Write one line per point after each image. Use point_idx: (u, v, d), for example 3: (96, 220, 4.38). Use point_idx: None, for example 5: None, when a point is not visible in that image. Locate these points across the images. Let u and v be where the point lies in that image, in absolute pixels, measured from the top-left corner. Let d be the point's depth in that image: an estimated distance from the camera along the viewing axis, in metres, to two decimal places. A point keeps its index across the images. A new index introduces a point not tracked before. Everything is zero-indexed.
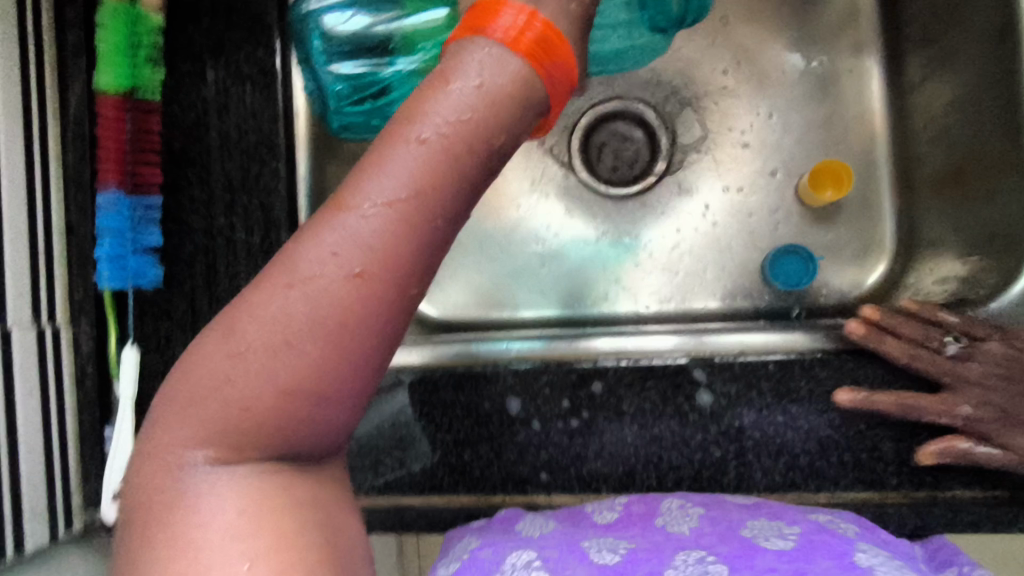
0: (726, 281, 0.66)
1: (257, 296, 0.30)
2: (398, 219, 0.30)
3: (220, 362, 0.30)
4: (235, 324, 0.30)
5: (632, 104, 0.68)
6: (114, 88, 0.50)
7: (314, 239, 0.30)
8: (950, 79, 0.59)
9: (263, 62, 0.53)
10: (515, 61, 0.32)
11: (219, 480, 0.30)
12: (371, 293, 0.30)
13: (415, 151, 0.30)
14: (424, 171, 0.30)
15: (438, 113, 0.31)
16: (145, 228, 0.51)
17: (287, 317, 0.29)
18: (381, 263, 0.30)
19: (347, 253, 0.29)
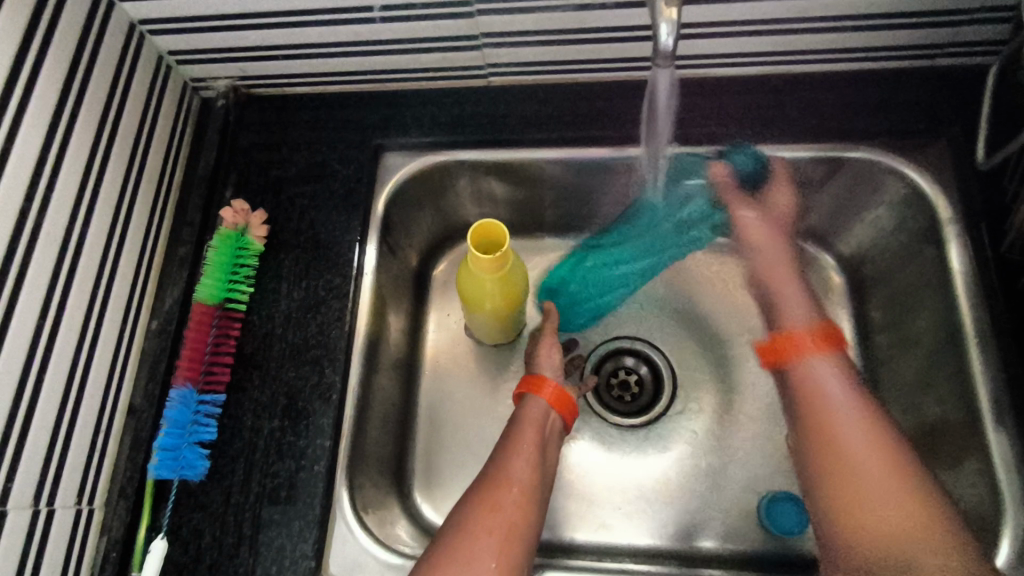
0: (724, 522, 0.68)
1: (467, 514, 0.49)
2: (526, 484, 0.52)
3: (452, 539, 0.47)
4: (453, 529, 0.48)
5: (648, 345, 0.76)
6: (209, 300, 0.60)
7: (494, 489, 0.51)
8: (914, 350, 0.64)
9: (337, 287, 0.63)
10: (543, 407, 0.58)
11: None
12: (519, 519, 0.49)
13: (529, 441, 0.55)
14: (537, 460, 0.54)
15: (525, 425, 0.56)
16: (204, 423, 0.56)
17: (486, 525, 0.48)
18: (524, 505, 0.50)
19: (511, 496, 0.50)
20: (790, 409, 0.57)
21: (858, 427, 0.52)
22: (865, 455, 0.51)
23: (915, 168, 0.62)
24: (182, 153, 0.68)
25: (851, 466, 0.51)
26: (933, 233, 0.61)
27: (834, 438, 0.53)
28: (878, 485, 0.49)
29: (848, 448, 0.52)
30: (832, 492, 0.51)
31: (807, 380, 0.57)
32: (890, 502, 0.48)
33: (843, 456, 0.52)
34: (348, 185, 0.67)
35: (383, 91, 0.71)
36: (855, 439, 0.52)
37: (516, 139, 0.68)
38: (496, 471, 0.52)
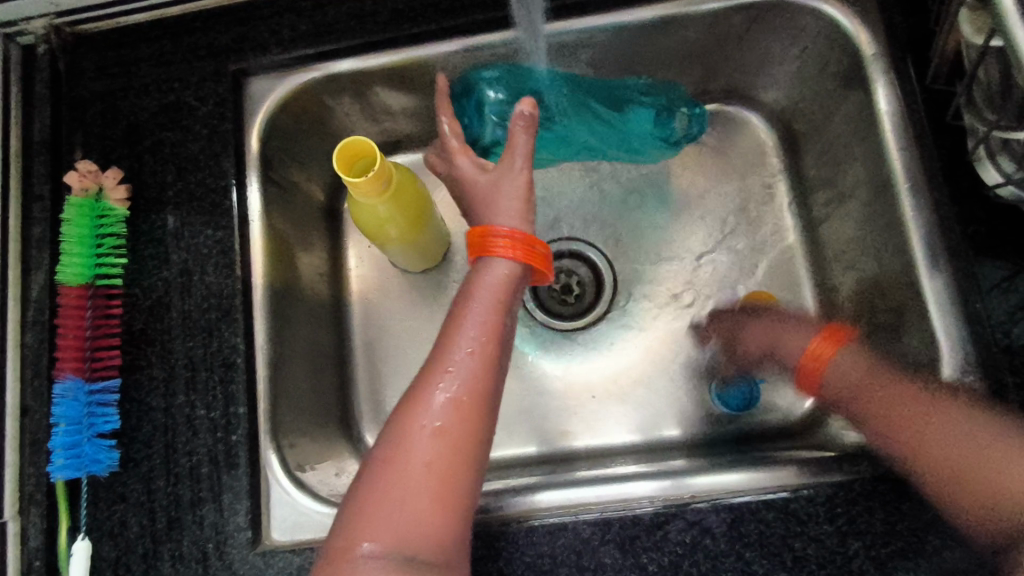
0: (678, 409, 0.67)
1: (408, 410, 0.41)
2: (476, 373, 0.41)
3: (386, 450, 0.40)
4: (390, 436, 0.40)
5: (579, 243, 0.71)
6: (77, 280, 0.53)
7: (435, 373, 0.41)
8: (851, 205, 0.61)
9: (222, 241, 0.56)
10: (504, 262, 0.45)
11: (376, 565, 0.37)
12: (461, 433, 0.40)
13: (480, 300, 0.43)
14: (491, 323, 0.43)
15: (479, 292, 0.44)
16: (102, 412, 0.52)
17: (426, 424, 0.40)
18: (474, 399, 0.41)
19: (448, 392, 0.41)
20: (837, 393, 0.55)
21: (910, 396, 0.50)
22: (924, 408, 0.48)
23: (833, 4, 0.56)
24: (11, 117, 0.59)
25: (912, 422, 0.48)
26: (857, 76, 0.56)
27: (882, 403, 0.51)
28: (968, 436, 0.46)
29: (901, 408, 0.49)
30: (908, 463, 0.47)
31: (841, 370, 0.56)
32: (961, 441, 0.46)
33: (915, 423, 0.48)
34: (211, 123, 0.59)
35: (229, 5, 0.61)
36: (904, 404, 0.49)
37: (392, 40, 0.59)
38: (441, 357, 0.42)
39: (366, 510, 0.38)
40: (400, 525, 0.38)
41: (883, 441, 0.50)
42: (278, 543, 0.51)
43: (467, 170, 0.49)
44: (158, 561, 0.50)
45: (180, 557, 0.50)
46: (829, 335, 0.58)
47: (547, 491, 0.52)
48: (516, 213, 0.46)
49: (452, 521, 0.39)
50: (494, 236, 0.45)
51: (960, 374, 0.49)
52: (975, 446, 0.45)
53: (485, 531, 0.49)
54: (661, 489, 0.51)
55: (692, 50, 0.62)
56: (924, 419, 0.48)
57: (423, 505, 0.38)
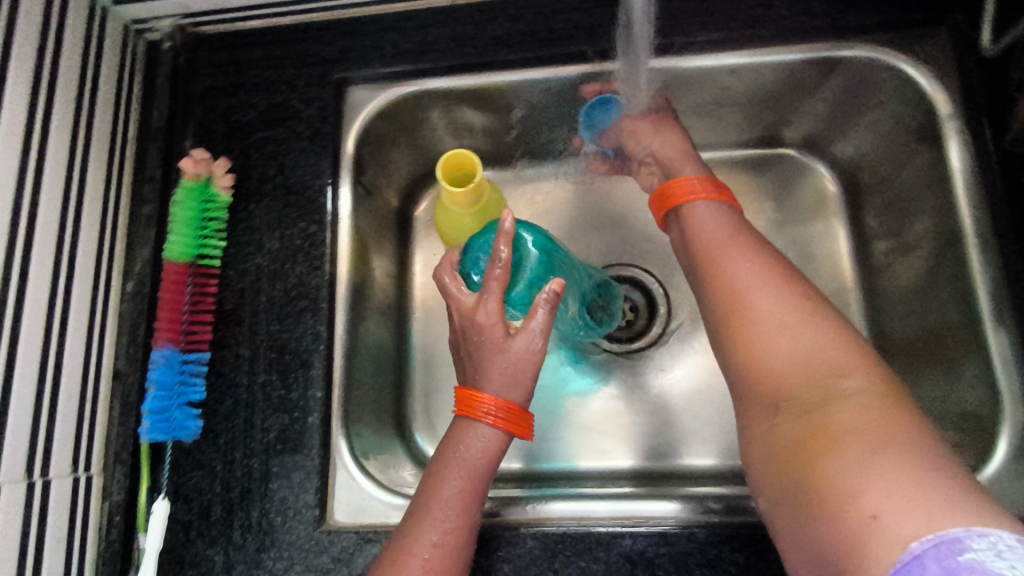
0: (723, 440, 0.68)
1: (406, 532, 0.46)
2: (457, 528, 0.46)
3: (388, 561, 0.45)
4: (393, 548, 0.45)
5: (634, 270, 0.74)
6: (181, 258, 0.58)
7: (430, 499, 0.47)
8: (913, 256, 0.63)
9: (314, 234, 0.60)
10: (489, 426, 0.48)
11: None
12: (445, 560, 0.45)
13: (473, 435, 0.48)
14: (481, 458, 0.48)
15: (461, 456, 0.48)
16: (191, 383, 0.55)
17: (417, 548, 0.45)
18: (460, 528, 0.46)
19: (429, 540, 0.45)
20: (704, 292, 0.49)
21: (774, 303, 0.44)
22: (771, 315, 0.44)
23: (913, 63, 0.58)
24: (133, 104, 0.64)
25: (752, 322, 0.44)
26: (932, 134, 0.58)
27: (744, 313, 0.45)
28: (788, 335, 0.43)
29: (761, 311, 0.44)
30: (731, 346, 0.45)
31: (695, 225, 0.53)
32: (816, 363, 0.41)
33: (746, 325, 0.44)
34: (313, 125, 0.63)
35: (340, 19, 0.65)
36: (756, 289, 0.45)
37: (487, 62, 0.63)
38: (436, 482, 0.47)
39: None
40: None
41: (715, 295, 0.48)
42: (341, 524, 0.54)
43: (483, 318, 0.49)
44: (228, 528, 0.53)
45: (250, 526, 0.53)
46: (717, 188, 0.55)
47: (597, 502, 0.54)
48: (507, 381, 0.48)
49: None
50: (481, 402, 0.48)
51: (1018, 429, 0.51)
52: (791, 343, 0.42)
53: (542, 532, 0.52)
54: (680, 510, 0.53)
55: (769, 96, 0.65)
56: (754, 313, 0.44)
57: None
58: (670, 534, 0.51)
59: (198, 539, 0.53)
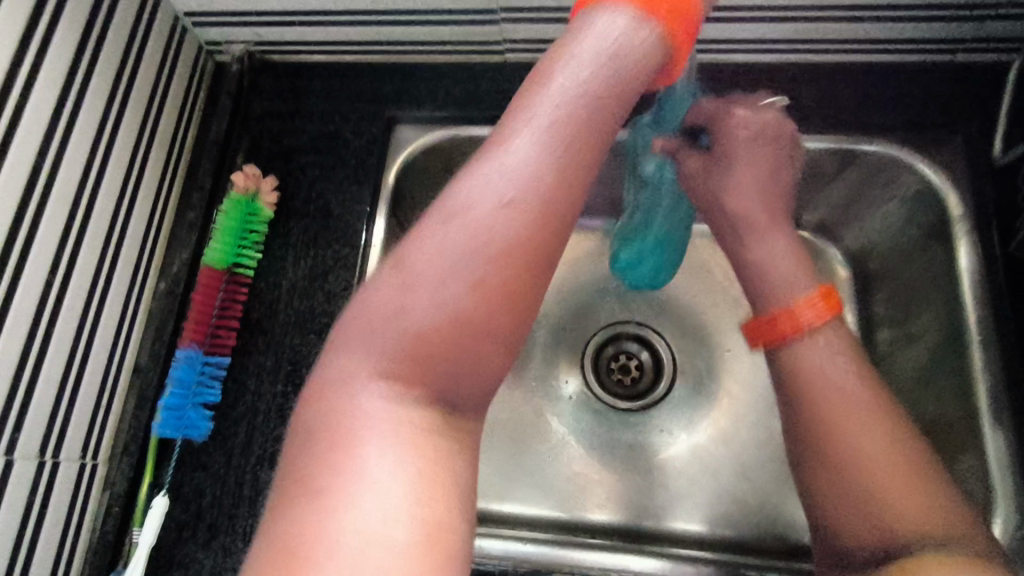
0: (716, 507, 0.68)
1: (422, 232, 0.32)
2: (547, 184, 0.31)
3: (392, 296, 0.31)
4: (404, 259, 0.32)
5: (647, 331, 0.76)
6: (217, 264, 0.60)
7: (472, 171, 0.32)
8: (918, 346, 0.64)
9: (345, 257, 0.63)
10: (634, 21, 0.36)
11: (389, 413, 0.30)
12: (495, 274, 0.30)
13: (572, 63, 0.34)
14: (580, 118, 0.33)
15: (592, 46, 0.35)
16: (209, 385, 0.57)
17: (437, 253, 0.31)
18: (547, 200, 0.31)
19: (493, 209, 0.31)
20: (781, 397, 0.52)
21: (867, 433, 0.48)
22: (870, 440, 0.47)
23: (929, 164, 0.62)
24: (193, 117, 0.68)
25: (843, 438, 0.48)
26: (942, 234, 0.61)
27: (837, 429, 0.48)
28: (863, 457, 0.47)
29: (850, 435, 0.48)
30: (811, 448, 0.49)
31: (795, 351, 0.51)
32: (889, 483, 0.46)
33: (832, 432, 0.48)
34: (358, 156, 0.67)
35: (398, 62, 0.70)
36: (848, 400, 0.49)
37: None
38: (502, 132, 0.33)
39: (352, 478, 0.28)
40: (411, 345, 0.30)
41: (806, 408, 0.50)
42: None
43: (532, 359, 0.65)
44: (222, 533, 0.54)
45: (243, 535, 0.54)
46: (822, 294, 0.52)
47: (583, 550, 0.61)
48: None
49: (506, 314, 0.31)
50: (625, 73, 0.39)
51: (1007, 527, 0.52)
52: (868, 463, 0.47)
53: None
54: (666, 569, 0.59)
55: None
56: (849, 440, 0.48)
57: (455, 418, 0.32)
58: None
59: (191, 540, 0.54)
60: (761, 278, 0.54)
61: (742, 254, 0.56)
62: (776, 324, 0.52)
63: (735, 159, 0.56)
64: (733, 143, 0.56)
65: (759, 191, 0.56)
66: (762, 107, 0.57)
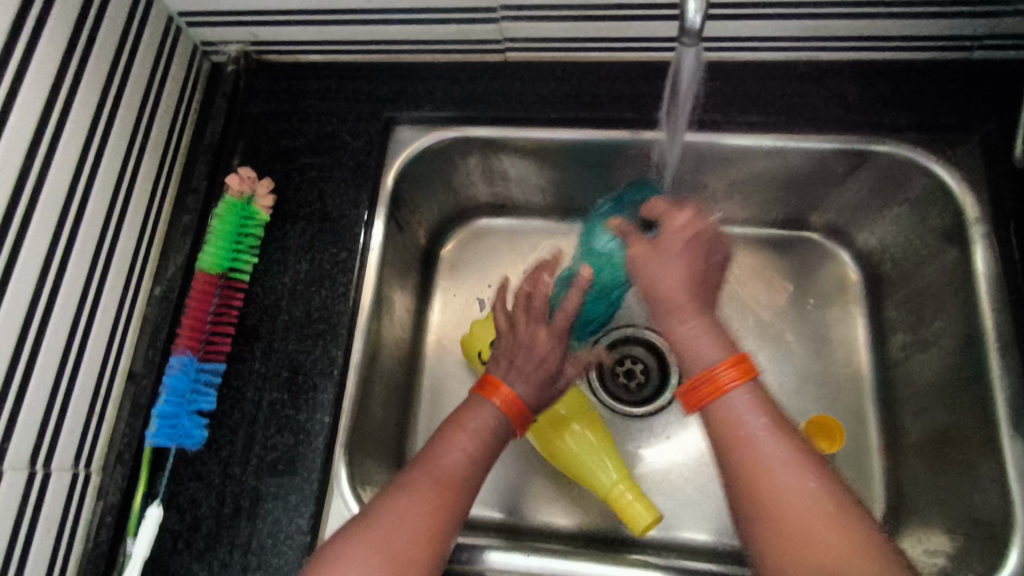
0: (723, 516, 0.67)
1: (392, 498, 0.48)
2: (443, 503, 0.48)
3: (371, 540, 0.45)
4: (369, 522, 0.46)
5: (651, 334, 0.75)
6: (212, 269, 0.59)
7: (436, 464, 0.50)
8: (933, 351, 0.62)
9: (342, 261, 0.61)
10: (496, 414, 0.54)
11: (359, 570, 0.44)
12: (438, 498, 0.48)
13: (483, 410, 0.54)
14: (474, 446, 0.52)
15: (472, 427, 0.53)
16: (204, 393, 0.56)
17: (393, 526, 0.46)
18: (457, 482, 0.50)
19: (430, 482, 0.49)
20: (712, 446, 0.47)
21: (800, 479, 0.43)
22: (799, 491, 0.43)
23: (943, 164, 0.60)
24: (189, 119, 0.67)
25: (774, 488, 0.43)
26: (957, 236, 0.59)
27: (764, 479, 0.44)
28: (794, 510, 0.42)
29: (783, 483, 0.43)
30: (746, 506, 0.44)
31: (723, 413, 0.47)
32: (826, 539, 0.41)
33: (763, 482, 0.44)
34: (356, 157, 0.66)
35: (397, 62, 0.69)
36: (770, 460, 0.44)
37: (531, 118, 0.66)
38: (433, 456, 0.51)
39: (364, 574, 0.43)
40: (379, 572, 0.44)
41: (734, 457, 0.45)
42: None
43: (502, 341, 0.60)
44: (217, 544, 0.53)
45: (237, 545, 0.53)
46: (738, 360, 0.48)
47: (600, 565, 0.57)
48: (535, 386, 0.56)
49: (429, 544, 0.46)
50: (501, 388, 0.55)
51: None
52: (801, 517, 0.42)
53: None
54: None
55: (801, 179, 0.67)
56: (781, 491, 0.43)
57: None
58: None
59: (185, 551, 0.53)
60: (690, 358, 0.50)
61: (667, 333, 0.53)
62: (696, 386, 0.48)
63: (660, 253, 0.54)
64: (668, 235, 0.55)
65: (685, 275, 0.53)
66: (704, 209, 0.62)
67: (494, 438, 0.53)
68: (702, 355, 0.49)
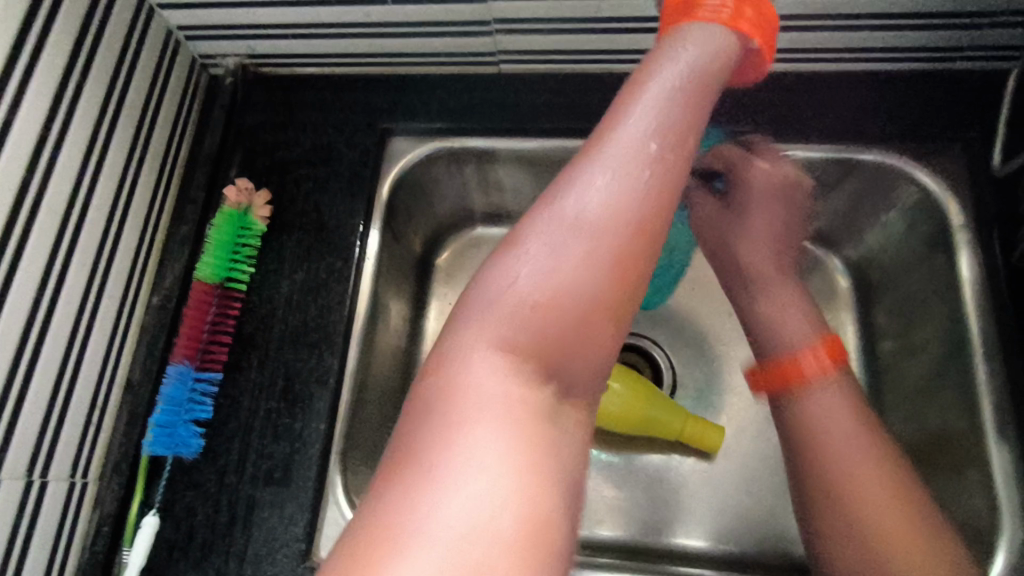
0: (717, 522, 0.67)
1: (489, 271, 0.33)
2: (664, 166, 0.33)
3: (493, 319, 0.32)
4: (457, 319, 0.33)
5: (644, 341, 0.75)
6: (209, 278, 0.60)
7: (533, 227, 0.32)
8: (922, 358, 0.63)
9: (339, 271, 0.62)
10: (716, 36, 0.39)
11: (489, 393, 0.31)
12: (569, 301, 0.31)
13: (659, 99, 0.34)
14: (632, 205, 0.32)
15: (661, 90, 0.35)
16: (201, 402, 0.57)
17: (513, 308, 0.31)
18: (640, 223, 0.32)
19: (559, 228, 0.32)
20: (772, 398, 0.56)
21: (846, 433, 0.52)
22: (849, 445, 0.51)
23: (928, 173, 0.61)
24: (187, 131, 0.68)
25: (827, 441, 0.52)
26: (943, 244, 0.61)
27: (817, 439, 0.52)
28: (838, 462, 0.51)
29: (833, 441, 0.52)
30: (800, 456, 0.53)
31: (804, 386, 0.54)
32: (864, 481, 0.50)
33: (818, 433, 0.52)
34: (353, 168, 0.66)
35: (392, 74, 0.70)
36: (835, 439, 0.52)
37: (524, 129, 0.67)
38: (587, 155, 0.33)
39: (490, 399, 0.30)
40: (515, 361, 0.31)
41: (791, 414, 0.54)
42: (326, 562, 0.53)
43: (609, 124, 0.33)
44: (213, 552, 0.53)
45: (233, 554, 0.53)
46: (826, 346, 0.56)
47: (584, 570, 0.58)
48: (629, 171, 0.32)
49: (598, 339, 0.32)
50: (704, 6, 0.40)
51: (1015, 543, 0.50)
52: (844, 467, 0.51)
53: None
54: None
55: None
56: (830, 444, 0.52)
57: (572, 397, 0.33)
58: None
59: (181, 560, 0.53)
60: (768, 331, 0.57)
61: (746, 310, 0.59)
62: (776, 367, 0.56)
63: (751, 214, 0.60)
64: (750, 195, 0.61)
65: (773, 244, 0.60)
66: (778, 158, 0.61)
67: (707, 61, 0.37)
68: (785, 325, 0.57)
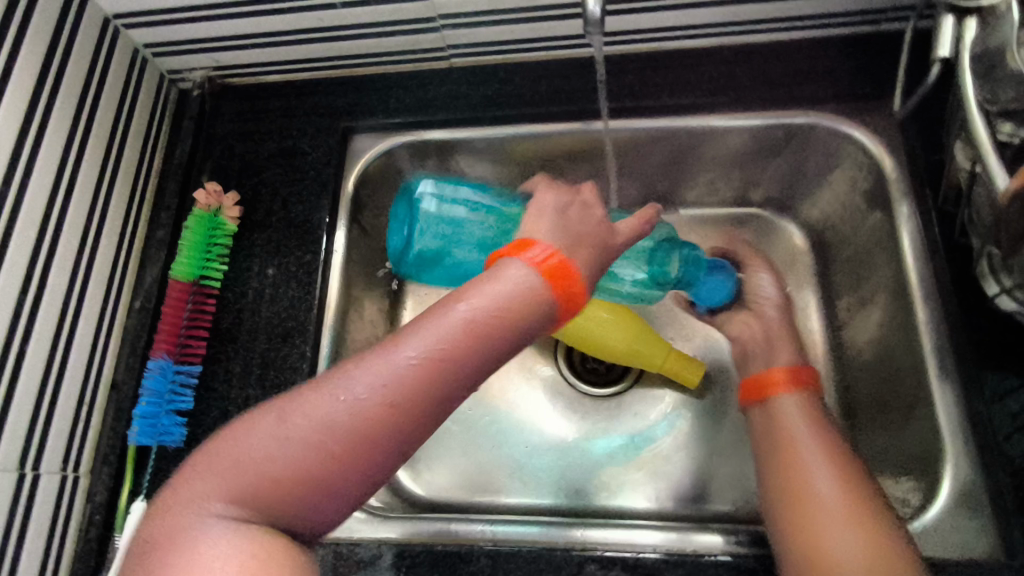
0: (697, 484, 0.68)
1: (300, 406, 0.37)
2: (435, 365, 0.37)
3: (265, 440, 0.36)
4: (275, 428, 0.36)
5: None
6: (184, 277, 0.64)
7: (346, 376, 0.37)
8: (874, 308, 0.65)
9: (308, 263, 0.65)
10: (524, 276, 0.40)
11: (226, 535, 0.35)
12: (312, 464, 0.36)
13: (451, 320, 0.38)
14: (405, 384, 0.37)
15: (490, 292, 0.39)
16: (180, 392, 0.60)
17: (276, 463, 0.36)
18: (391, 411, 0.36)
19: (338, 409, 0.36)
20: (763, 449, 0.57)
21: (820, 471, 0.52)
22: (819, 481, 0.51)
23: (863, 131, 0.64)
24: (159, 143, 0.71)
25: (800, 479, 0.52)
26: (882, 197, 0.63)
27: (796, 479, 0.52)
28: (815, 502, 0.50)
29: (808, 482, 0.52)
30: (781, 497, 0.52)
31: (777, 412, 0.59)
32: (829, 514, 0.49)
33: (795, 474, 0.53)
34: (317, 166, 0.70)
35: (351, 76, 0.73)
36: (807, 475, 0.52)
37: (478, 118, 0.70)
38: (361, 358, 0.38)
39: (273, 468, 0.36)
40: (254, 514, 0.36)
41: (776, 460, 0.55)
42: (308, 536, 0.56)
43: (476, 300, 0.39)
44: None
45: None
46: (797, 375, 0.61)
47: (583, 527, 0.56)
48: (509, 287, 0.39)
49: (327, 495, 0.36)
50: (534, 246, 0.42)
51: (960, 472, 0.52)
52: (817, 506, 0.50)
53: (495, 551, 0.53)
54: (665, 540, 0.54)
55: (739, 157, 0.70)
56: (808, 487, 0.51)
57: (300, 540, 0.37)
58: (643, 560, 0.52)
59: None
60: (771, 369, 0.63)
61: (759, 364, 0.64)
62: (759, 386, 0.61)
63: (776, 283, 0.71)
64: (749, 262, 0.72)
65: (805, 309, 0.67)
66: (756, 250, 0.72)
67: (522, 290, 0.39)
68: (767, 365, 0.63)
